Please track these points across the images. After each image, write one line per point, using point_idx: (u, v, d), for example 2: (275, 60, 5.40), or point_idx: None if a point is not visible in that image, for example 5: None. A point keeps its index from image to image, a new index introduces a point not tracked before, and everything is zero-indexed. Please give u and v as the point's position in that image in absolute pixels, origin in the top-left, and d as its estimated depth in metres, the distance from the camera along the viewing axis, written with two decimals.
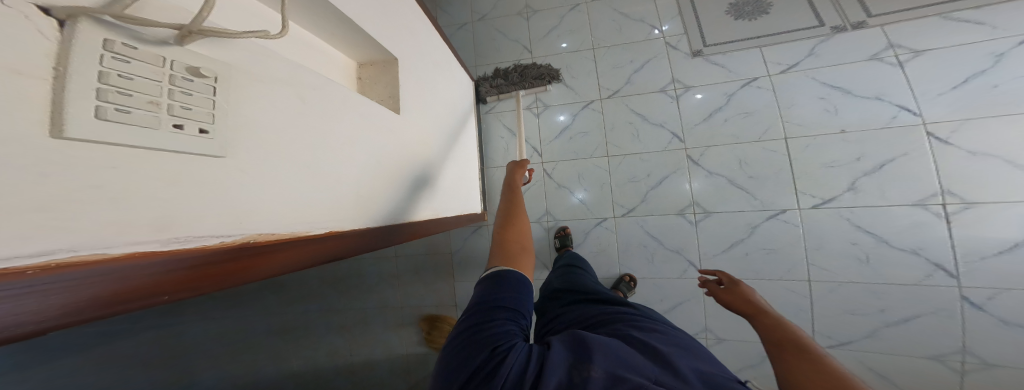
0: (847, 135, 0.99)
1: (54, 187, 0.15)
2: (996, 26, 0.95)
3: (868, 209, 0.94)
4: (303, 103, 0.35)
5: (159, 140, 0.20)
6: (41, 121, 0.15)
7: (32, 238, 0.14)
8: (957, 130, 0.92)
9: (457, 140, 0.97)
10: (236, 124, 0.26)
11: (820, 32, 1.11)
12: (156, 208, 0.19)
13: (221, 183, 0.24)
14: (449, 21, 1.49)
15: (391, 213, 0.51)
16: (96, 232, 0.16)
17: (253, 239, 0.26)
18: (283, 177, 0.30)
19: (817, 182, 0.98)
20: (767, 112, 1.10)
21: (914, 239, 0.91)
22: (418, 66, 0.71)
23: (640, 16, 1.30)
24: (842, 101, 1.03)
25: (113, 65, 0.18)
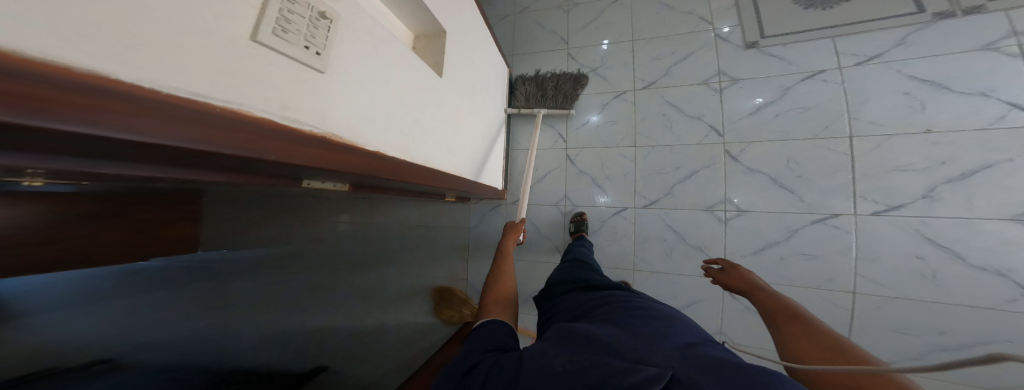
0: (932, 136, 0.84)
1: (239, 60, 0.26)
2: None
3: (949, 220, 0.79)
4: (376, 47, 0.45)
5: (297, 54, 0.31)
6: (246, 28, 0.27)
7: (224, 88, 0.25)
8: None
9: (487, 117, 1.05)
10: (335, 54, 0.37)
11: (918, 19, 0.95)
12: (281, 94, 0.30)
13: (321, 91, 0.35)
14: (492, 13, 1.56)
15: (423, 157, 0.60)
16: (253, 97, 0.27)
17: (329, 137, 0.36)
18: (356, 99, 0.40)
19: (881, 186, 0.85)
20: (829, 108, 0.98)
21: (1003, 261, 0.76)
22: (462, 45, 0.80)
23: (688, 7, 1.23)
24: (931, 97, 0.88)
25: (286, 3, 0.30)
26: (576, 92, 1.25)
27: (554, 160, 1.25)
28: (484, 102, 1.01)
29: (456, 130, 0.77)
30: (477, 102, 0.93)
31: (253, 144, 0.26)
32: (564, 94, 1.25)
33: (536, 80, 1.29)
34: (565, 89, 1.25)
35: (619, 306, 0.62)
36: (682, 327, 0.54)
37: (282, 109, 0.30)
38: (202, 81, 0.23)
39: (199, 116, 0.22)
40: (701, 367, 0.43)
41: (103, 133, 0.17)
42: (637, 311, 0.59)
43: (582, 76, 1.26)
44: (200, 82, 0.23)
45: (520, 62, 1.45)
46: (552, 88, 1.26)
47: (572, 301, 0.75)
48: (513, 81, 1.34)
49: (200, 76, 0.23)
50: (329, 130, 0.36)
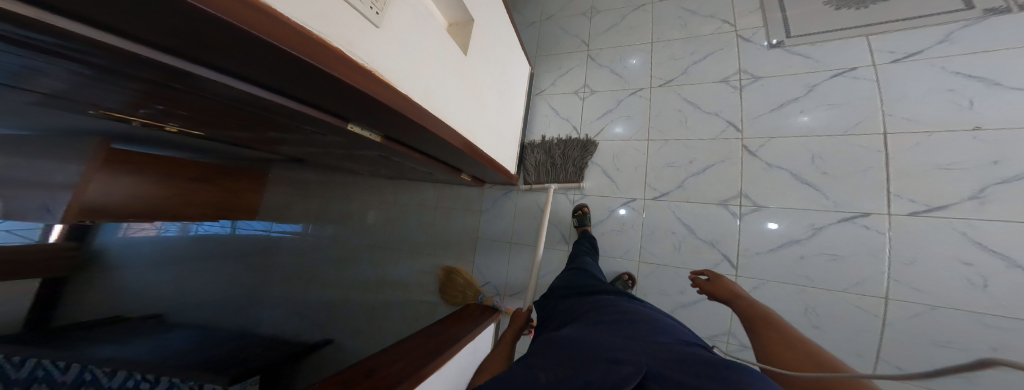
0: (982, 133, 0.75)
1: (332, 6, 0.37)
2: None
3: (1007, 225, 0.68)
4: (417, 17, 0.56)
5: (367, 9, 0.42)
6: None
7: (320, 20, 0.36)
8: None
9: (505, 103, 1.08)
10: (390, 14, 0.48)
11: (966, 16, 0.87)
12: (354, 35, 0.41)
13: (378, 40, 0.46)
14: (519, 21, 1.62)
15: (444, 114, 0.70)
16: (338, 32, 0.38)
17: (379, 75, 0.47)
18: (399, 53, 0.51)
19: (920, 184, 0.77)
20: (862, 105, 0.91)
21: None
22: (485, 33, 0.88)
23: (711, 11, 1.20)
24: (980, 93, 0.80)
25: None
26: (586, 161, 1.17)
27: None
28: (504, 89, 1.06)
29: (463, 104, 0.79)
30: (497, 87, 1.00)
31: (321, 60, 0.36)
32: (573, 162, 1.18)
33: (545, 147, 1.25)
34: (573, 157, 1.19)
35: (615, 309, 0.67)
36: (669, 329, 0.60)
37: (348, 45, 0.40)
38: (301, 11, 0.33)
39: (293, 32, 0.32)
40: (681, 366, 0.48)
41: (238, 23, 0.27)
42: (633, 316, 0.64)
43: (592, 143, 1.19)
44: (299, 10, 0.33)
45: (541, 63, 1.46)
46: (563, 158, 1.20)
47: (573, 305, 0.77)
48: (522, 148, 1.30)
49: (301, 8, 0.33)
50: (379, 70, 0.47)
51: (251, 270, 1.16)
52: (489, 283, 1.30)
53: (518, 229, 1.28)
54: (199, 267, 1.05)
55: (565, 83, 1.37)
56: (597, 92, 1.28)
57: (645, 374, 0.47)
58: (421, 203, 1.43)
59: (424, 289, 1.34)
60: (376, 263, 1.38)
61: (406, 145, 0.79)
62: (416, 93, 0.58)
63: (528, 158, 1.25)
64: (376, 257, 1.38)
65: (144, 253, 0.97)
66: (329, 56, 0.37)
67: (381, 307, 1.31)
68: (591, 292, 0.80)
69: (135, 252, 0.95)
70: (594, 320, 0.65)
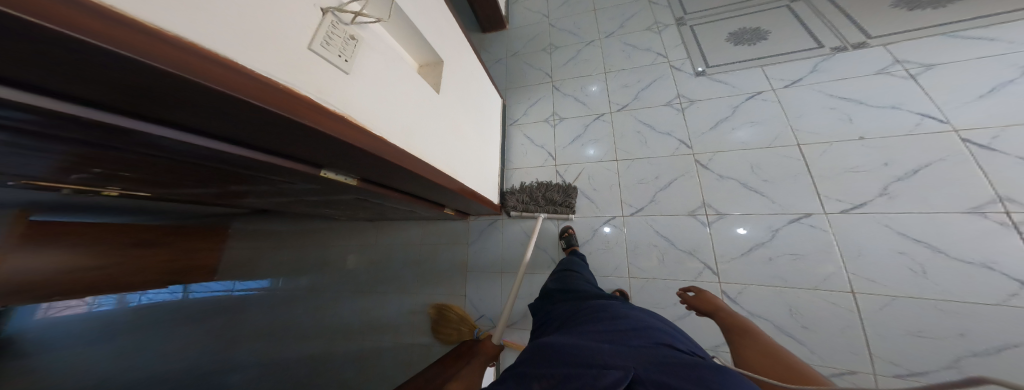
0: (868, 142, 0.93)
1: (296, 56, 0.37)
2: (1009, 41, 0.98)
3: (915, 215, 0.80)
4: (391, 63, 0.59)
5: (336, 60, 0.43)
6: (307, 38, 0.39)
7: (284, 72, 0.35)
8: (998, 137, 0.81)
9: (481, 134, 1.09)
10: (361, 66, 0.49)
11: (820, 53, 1.19)
12: (323, 85, 0.40)
13: (349, 87, 0.46)
14: (487, 57, 1.71)
15: (423, 153, 0.68)
16: (304, 82, 0.37)
17: (353, 121, 0.45)
18: (373, 99, 0.52)
19: (841, 186, 0.90)
20: (777, 121, 1.09)
21: (989, 253, 0.72)
22: (458, 73, 0.95)
23: (647, 46, 1.45)
24: (853, 110, 1.02)
25: (331, 27, 0.43)
26: (569, 204, 1.14)
27: (544, 176, 1.26)
28: (479, 121, 1.08)
29: (439, 131, 0.78)
30: (474, 120, 1.03)
31: (286, 107, 0.33)
32: (557, 204, 1.15)
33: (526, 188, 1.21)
34: (556, 200, 1.15)
35: (606, 312, 0.69)
36: (660, 331, 0.61)
37: (319, 93, 0.39)
38: (265, 63, 0.33)
39: (252, 81, 0.30)
40: (665, 366, 0.50)
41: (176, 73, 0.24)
42: (623, 316, 0.66)
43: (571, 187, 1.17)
44: (258, 61, 0.32)
45: (511, 94, 1.50)
46: (544, 204, 1.16)
47: (569, 308, 0.78)
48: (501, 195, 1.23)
49: (261, 58, 0.32)
50: (353, 118, 0.46)
51: (214, 331, 1.29)
52: (483, 316, 1.17)
53: (507, 255, 1.20)
54: (142, 338, 1.19)
55: (536, 112, 1.40)
56: (565, 119, 1.34)
57: (630, 376, 0.49)
58: (405, 242, 1.36)
59: (416, 330, 1.23)
60: (363, 310, 1.33)
61: (391, 189, 0.73)
62: (396, 133, 0.57)
63: (508, 200, 1.18)
64: (362, 302, 1.34)
65: (64, 333, 1.12)
66: (294, 101, 0.35)
67: (371, 353, 1.25)
68: (582, 296, 0.82)
69: (51, 335, 1.09)
70: (586, 323, 0.67)
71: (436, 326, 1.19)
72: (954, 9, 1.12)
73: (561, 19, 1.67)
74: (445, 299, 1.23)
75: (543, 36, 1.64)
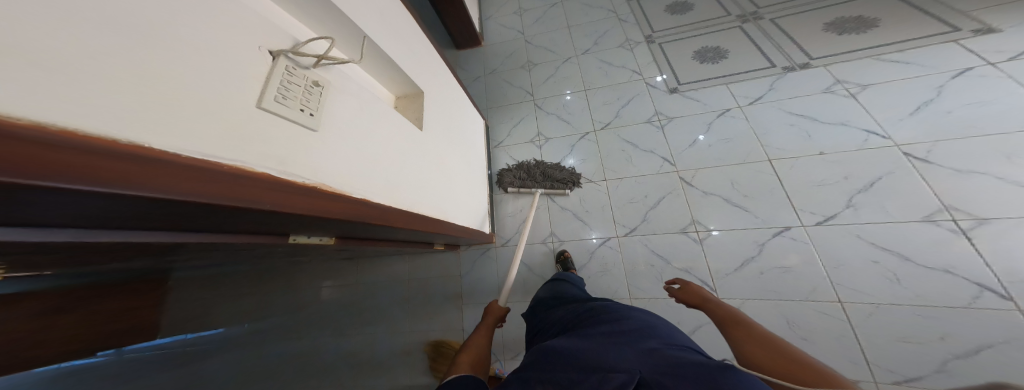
0: (827, 156, 1.03)
1: (248, 122, 0.32)
2: (922, 64, 1.14)
3: (881, 225, 0.88)
4: (362, 106, 0.56)
5: (296, 115, 0.39)
6: (257, 97, 0.35)
7: (236, 149, 0.30)
8: (932, 151, 0.94)
9: (468, 162, 1.03)
10: (327, 116, 0.46)
11: (773, 71, 1.31)
12: (280, 152, 0.36)
13: (315, 144, 0.42)
14: (464, 75, 1.68)
15: (405, 200, 0.64)
16: (260, 156, 0.33)
17: (318, 186, 0.41)
18: (345, 151, 0.48)
19: (811, 199, 0.98)
20: (746, 138, 1.17)
21: (944, 259, 0.81)
22: (439, 101, 0.89)
23: (623, 63, 1.49)
24: (811, 127, 1.12)
25: (286, 76, 0.39)
26: (569, 180, 1.17)
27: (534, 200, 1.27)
28: (465, 149, 1.02)
29: (419, 166, 0.72)
30: (458, 150, 0.97)
31: (237, 193, 0.28)
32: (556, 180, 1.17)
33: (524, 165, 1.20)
34: (557, 175, 1.17)
35: (601, 313, 0.63)
36: (661, 332, 0.56)
37: (278, 165, 0.35)
38: (214, 142, 0.28)
39: (196, 172, 0.24)
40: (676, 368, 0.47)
41: (89, 187, 0.17)
42: (619, 314, 0.61)
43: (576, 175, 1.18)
44: (198, 141, 0.26)
45: (493, 114, 1.47)
46: (543, 182, 1.17)
47: (566, 312, 0.73)
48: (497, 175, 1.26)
49: (202, 136, 0.26)
50: (321, 183, 0.42)
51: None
52: None
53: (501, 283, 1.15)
54: None
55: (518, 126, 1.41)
56: (551, 139, 1.34)
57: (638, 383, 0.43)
58: (390, 278, 1.29)
59: (412, 371, 1.15)
60: (349, 353, 1.20)
61: (371, 238, 0.67)
62: (368, 180, 0.53)
63: (505, 175, 1.17)
64: (347, 346, 1.21)
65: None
66: (247, 183, 0.29)
67: None
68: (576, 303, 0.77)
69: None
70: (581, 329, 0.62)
71: (435, 365, 1.12)
72: (873, 34, 1.30)
73: (535, 37, 1.68)
74: (441, 336, 1.16)
75: (519, 54, 1.64)
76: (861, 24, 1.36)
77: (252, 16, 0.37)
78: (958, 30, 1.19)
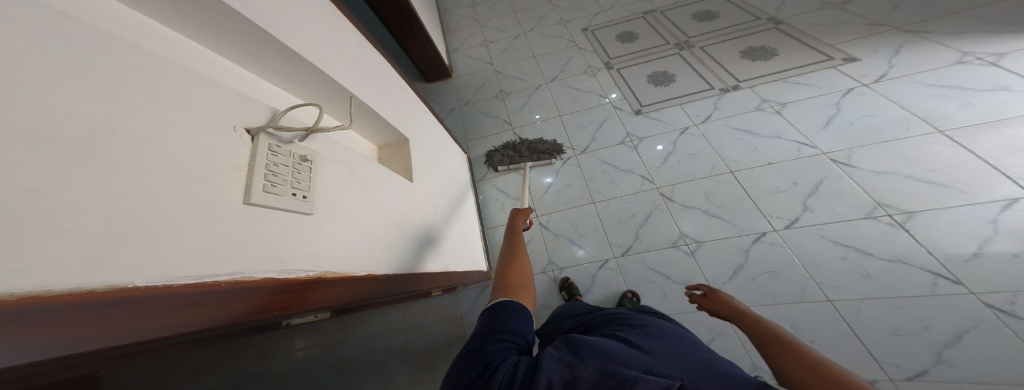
0: (776, 166, 1.19)
1: (235, 222, 0.25)
2: (819, 85, 1.42)
3: (835, 223, 1.03)
4: (351, 172, 0.46)
5: (287, 203, 0.31)
6: (240, 192, 0.27)
7: (227, 263, 0.23)
8: (851, 156, 1.14)
9: (458, 204, 0.95)
10: (320, 194, 0.37)
11: (714, 93, 1.50)
12: (275, 252, 0.28)
13: (310, 234, 0.33)
14: (436, 107, 1.64)
15: (409, 263, 0.54)
16: (255, 262, 0.25)
17: (322, 275, 0.33)
18: (344, 232, 0.39)
19: (775, 204, 1.11)
20: (708, 154, 1.29)
21: (897, 249, 0.95)
22: (424, 146, 0.78)
23: (589, 88, 1.58)
24: (755, 141, 1.29)
25: (271, 158, 0.31)
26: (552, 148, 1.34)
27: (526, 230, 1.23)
28: (452, 190, 0.93)
29: (414, 223, 0.61)
30: (446, 192, 0.87)
31: (220, 312, 0.22)
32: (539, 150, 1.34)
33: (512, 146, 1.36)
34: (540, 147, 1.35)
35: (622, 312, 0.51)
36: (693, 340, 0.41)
37: (278, 264, 0.28)
38: (194, 258, 0.20)
39: (173, 301, 0.19)
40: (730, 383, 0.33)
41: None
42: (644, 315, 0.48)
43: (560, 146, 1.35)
44: (182, 262, 0.20)
45: (474, 147, 1.43)
46: (530, 155, 1.33)
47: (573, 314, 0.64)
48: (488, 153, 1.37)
49: (189, 250, 0.20)
50: (325, 270, 0.34)
51: None
52: None
53: None
54: None
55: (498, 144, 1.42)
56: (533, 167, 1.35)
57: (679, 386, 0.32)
58: (384, 330, 1.08)
59: None
60: None
61: (364, 306, 0.57)
62: (370, 258, 0.44)
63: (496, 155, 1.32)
64: None
65: None
66: (243, 296, 0.23)
67: None
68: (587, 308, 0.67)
69: None
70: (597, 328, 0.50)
71: None
72: (777, 61, 1.58)
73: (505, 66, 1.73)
74: None
75: (490, 84, 1.67)
76: (766, 53, 1.65)
77: (223, 86, 0.29)
78: (831, 59, 1.51)
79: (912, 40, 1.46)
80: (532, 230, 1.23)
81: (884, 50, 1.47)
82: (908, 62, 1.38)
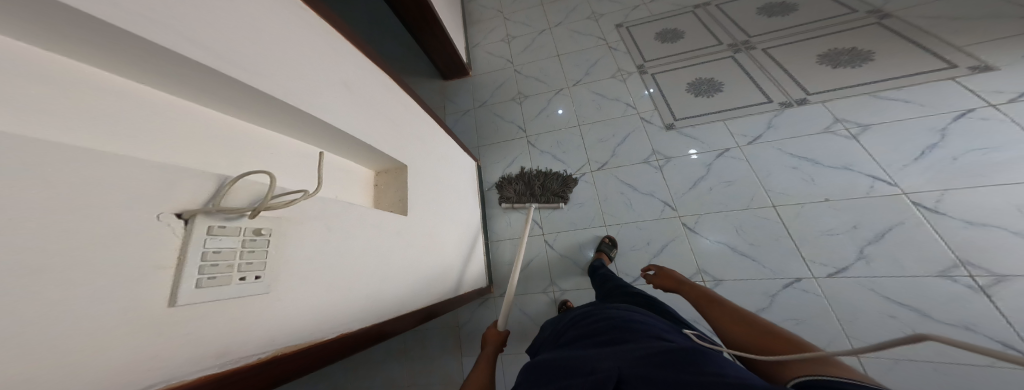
0: (834, 204, 1.01)
1: (169, 329, 0.26)
2: (923, 104, 1.12)
3: (896, 279, 0.87)
4: (328, 227, 0.48)
5: (227, 291, 0.31)
6: (167, 297, 0.27)
7: (141, 378, 0.24)
8: (941, 200, 0.92)
9: (459, 220, 1.02)
10: (277, 265, 0.38)
11: (771, 108, 1.28)
12: (215, 344, 0.30)
13: (260, 316, 0.35)
14: (454, 108, 1.72)
15: (393, 306, 0.60)
16: (181, 365, 0.27)
17: (279, 351, 0.37)
18: (311, 293, 0.43)
19: (824, 250, 0.96)
20: (748, 181, 1.14)
21: (977, 316, 0.79)
22: (426, 167, 0.86)
23: (615, 96, 1.51)
24: (814, 171, 1.09)
25: (209, 244, 0.31)
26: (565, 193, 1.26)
27: (533, 247, 1.25)
28: (455, 208, 1.01)
29: (400, 244, 0.68)
30: (446, 213, 0.95)
31: None
32: (552, 192, 1.26)
33: (523, 177, 1.30)
34: (552, 188, 1.26)
35: (593, 317, 0.61)
36: (638, 327, 0.52)
37: (222, 357, 0.31)
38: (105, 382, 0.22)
39: None
40: (666, 360, 0.40)
41: None
42: (605, 319, 0.57)
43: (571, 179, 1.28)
44: None
45: (485, 153, 1.51)
46: (539, 192, 1.27)
47: (557, 324, 0.72)
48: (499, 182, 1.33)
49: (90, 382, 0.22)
50: (281, 345, 0.38)
51: None
52: None
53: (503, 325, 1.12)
54: None
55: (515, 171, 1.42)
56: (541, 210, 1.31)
57: (619, 371, 0.40)
58: None
59: None
60: None
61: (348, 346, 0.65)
62: (344, 295, 0.49)
63: (508, 188, 1.28)
64: None
65: None
66: None
67: None
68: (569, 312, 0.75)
69: None
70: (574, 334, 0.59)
71: None
72: (866, 68, 1.28)
73: (527, 67, 1.75)
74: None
75: (510, 85, 1.70)
76: (854, 57, 1.34)
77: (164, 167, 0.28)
78: (953, 66, 1.17)
79: None
80: (539, 247, 1.24)
81: None
82: None
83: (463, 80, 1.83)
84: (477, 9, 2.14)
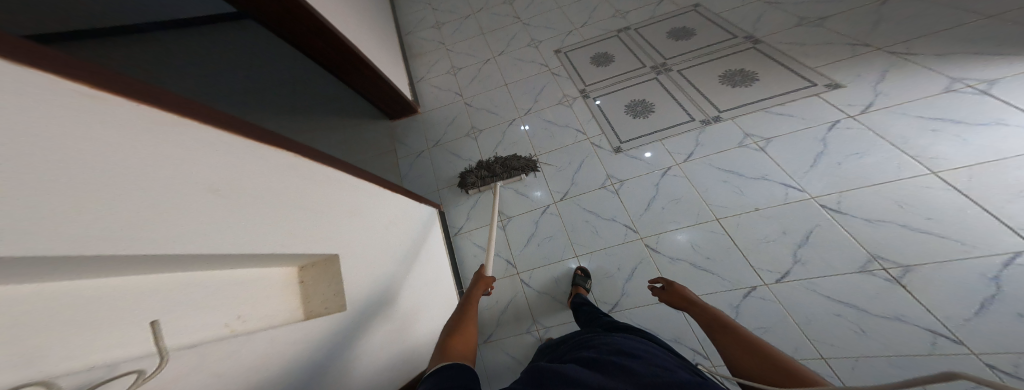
0: (763, 212, 1.14)
1: None
2: (804, 117, 1.35)
3: (828, 278, 0.99)
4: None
5: None
6: None
7: None
8: (841, 201, 1.10)
9: (412, 286, 0.90)
10: None
11: (695, 125, 1.44)
12: None
13: None
14: (405, 151, 1.57)
15: None
16: None
17: None
18: None
19: (767, 257, 1.06)
20: (691, 198, 1.23)
21: (903, 308, 0.91)
22: (358, 243, 0.71)
23: (565, 122, 1.53)
24: (740, 183, 1.22)
25: None
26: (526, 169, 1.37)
27: (507, 290, 1.16)
28: (404, 274, 0.87)
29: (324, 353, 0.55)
30: (396, 285, 0.81)
31: None
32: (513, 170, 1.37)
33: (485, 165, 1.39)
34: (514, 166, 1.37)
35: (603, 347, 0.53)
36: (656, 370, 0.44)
37: None
38: None
39: None
40: None
41: None
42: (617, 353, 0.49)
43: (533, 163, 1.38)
44: None
45: (446, 195, 1.39)
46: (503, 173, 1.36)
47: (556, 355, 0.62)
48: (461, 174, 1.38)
49: None
50: None
51: None
52: None
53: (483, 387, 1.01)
54: None
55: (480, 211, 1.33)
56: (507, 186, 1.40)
57: None
58: None
59: None
60: None
61: None
62: None
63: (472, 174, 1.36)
64: None
65: None
66: None
67: None
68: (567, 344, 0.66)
69: None
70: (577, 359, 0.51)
71: None
72: (758, 87, 1.51)
73: (473, 96, 1.70)
74: None
75: (461, 118, 1.63)
76: (745, 77, 1.58)
77: None
78: (814, 85, 1.45)
79: (897, 63, 1.40)
80: (513, 290, 1.16)
81: (869, 74, 1.41)
82: (894, 90, 1.32)
83: (412, 117, 1.70)
84: (416, 40, 2.07)
